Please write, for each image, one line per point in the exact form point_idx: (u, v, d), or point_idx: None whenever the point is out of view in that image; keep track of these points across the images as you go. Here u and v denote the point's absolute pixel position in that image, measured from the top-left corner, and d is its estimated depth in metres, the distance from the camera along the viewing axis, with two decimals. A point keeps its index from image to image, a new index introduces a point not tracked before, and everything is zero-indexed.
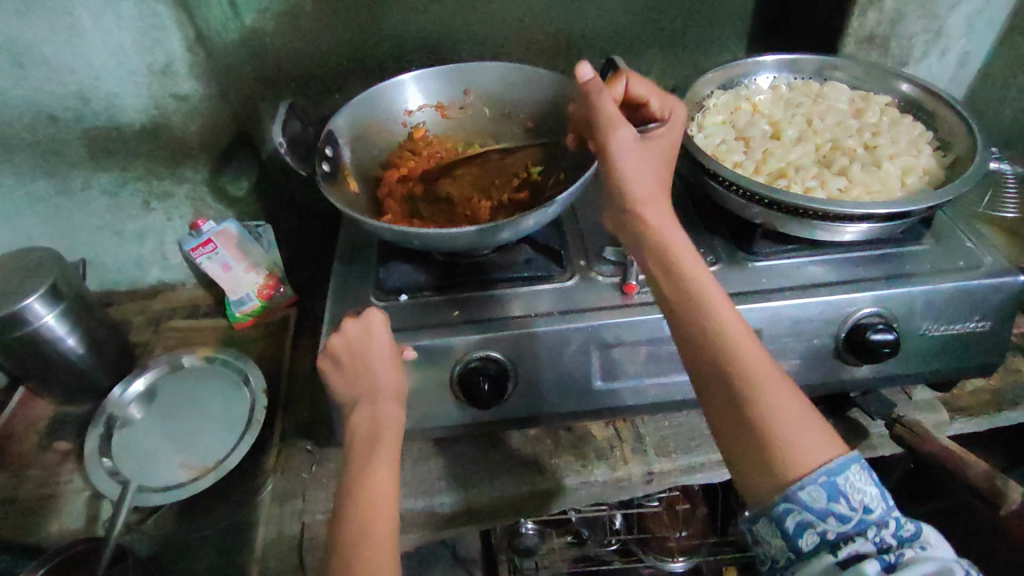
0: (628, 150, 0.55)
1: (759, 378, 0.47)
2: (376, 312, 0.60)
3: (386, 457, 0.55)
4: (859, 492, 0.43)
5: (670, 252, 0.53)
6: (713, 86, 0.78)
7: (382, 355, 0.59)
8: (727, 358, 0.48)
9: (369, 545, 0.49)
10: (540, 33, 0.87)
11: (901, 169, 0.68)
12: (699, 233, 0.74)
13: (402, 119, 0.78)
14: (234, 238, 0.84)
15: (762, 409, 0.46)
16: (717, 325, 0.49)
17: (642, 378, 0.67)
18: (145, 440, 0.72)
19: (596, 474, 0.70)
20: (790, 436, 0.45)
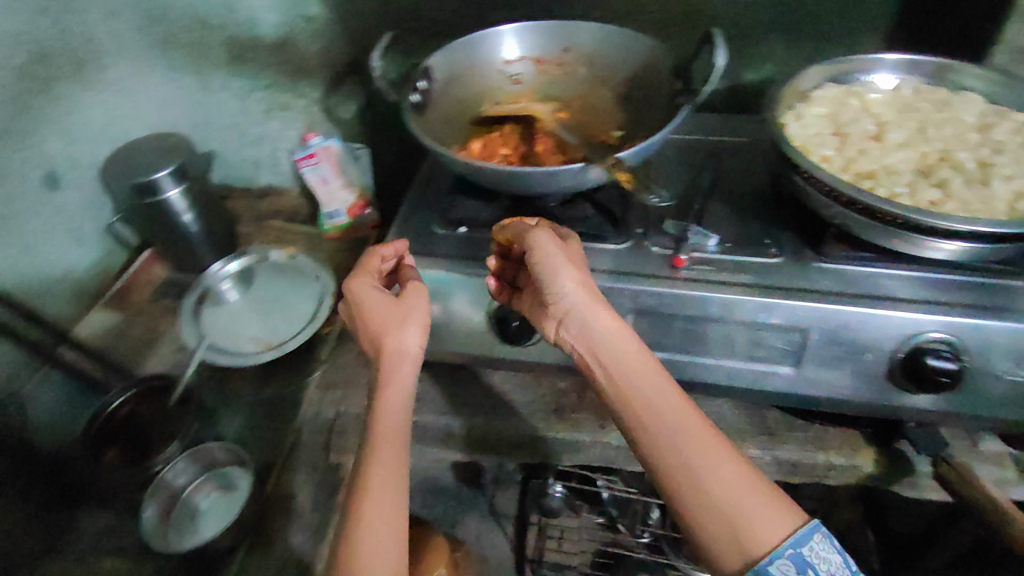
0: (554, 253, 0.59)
1: (700, 456, 0.49)
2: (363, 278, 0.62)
3: (395, 410, 0.54)
4: (825, 560, 0.45)
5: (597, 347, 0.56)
6: (822, 80, 0.74)
7: (379, 304, 0.59)
8: (675, 440, 0.50)
9: (384, 502, 0.49)
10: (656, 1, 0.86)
11: (1013, 192, 0.61)
12: (771, 225, 0.71)
13: (501, 68, 0.81)
14: (335, 156, 0.93)
15: (713, 486, 0.48)
16: (654, 414, 0.52)
17: (672, 352, 0.67)
18: (228, 316, 0.83)
19: (611, 437, 0.70)
20: (748, 506, 0.47)
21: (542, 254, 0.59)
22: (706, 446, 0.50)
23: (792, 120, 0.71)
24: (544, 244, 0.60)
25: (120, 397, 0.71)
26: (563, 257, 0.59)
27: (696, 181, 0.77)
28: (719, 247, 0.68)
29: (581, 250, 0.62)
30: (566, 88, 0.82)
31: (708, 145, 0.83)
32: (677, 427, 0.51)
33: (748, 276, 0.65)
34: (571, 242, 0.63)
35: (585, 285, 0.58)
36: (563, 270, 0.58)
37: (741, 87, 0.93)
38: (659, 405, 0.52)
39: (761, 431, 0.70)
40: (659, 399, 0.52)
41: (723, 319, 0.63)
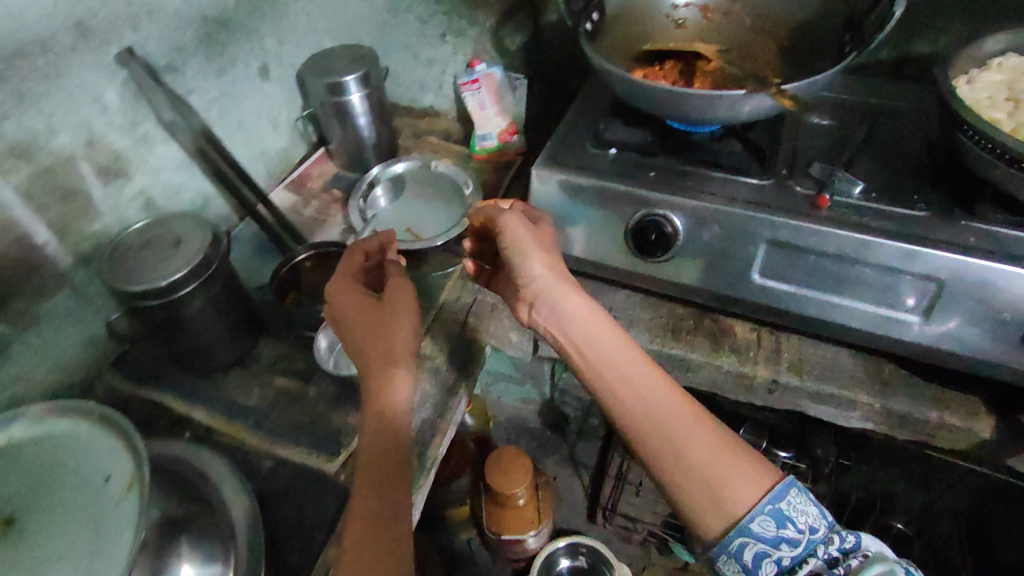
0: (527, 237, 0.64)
1: (679, 432, 0.55)
2: (348, 283, 0.65)
3: (390, 393, 0.59)
4: (799, 511, 0.53)
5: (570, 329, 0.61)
6: (1003, 49, 0.74)
7: (364, 309, 0.63)
8: (651, 416, 0.56)
9: (384, 480, 0.56)
10: None
11: None
12: (922, 183, 0.71)
13: (668, 12, 0.88)
14: (496, 84, 1.04)
15: (692, 454, 0.54)
16: (632, 396, 0.57)
17: (800, 287, 0.70)
18: (396, 217, 0.96)
19: (723, 362, 0.74)
20: (726, 470, 0.54)
21: (512, 240, 0.64)
22: (682, 417, 0.56)
23: (964, 82, 0.70)
24: (513, 229, 0.64)
25: (307, 253, 0.85)
26: (532, 241, 0.64)
27: (848, 136, 0.78)
28: (864, 195, 0.69)
29: (548, 231, 0.69)
30: (728, 35, 0.86)
31: (865, 105, 0.83)
32: (653, 404, 0.57)
33: (889, 222, 0.66)
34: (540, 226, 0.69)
35: (553, 270, 0.62)
36: (532, 254, 0.62)
37: (909, 58, 0.92)
38: (639, 387, 0.57)
39: (874, 381, 0.71)
40: (635, 382, 0.58)
41: (857, 261, 0.66)
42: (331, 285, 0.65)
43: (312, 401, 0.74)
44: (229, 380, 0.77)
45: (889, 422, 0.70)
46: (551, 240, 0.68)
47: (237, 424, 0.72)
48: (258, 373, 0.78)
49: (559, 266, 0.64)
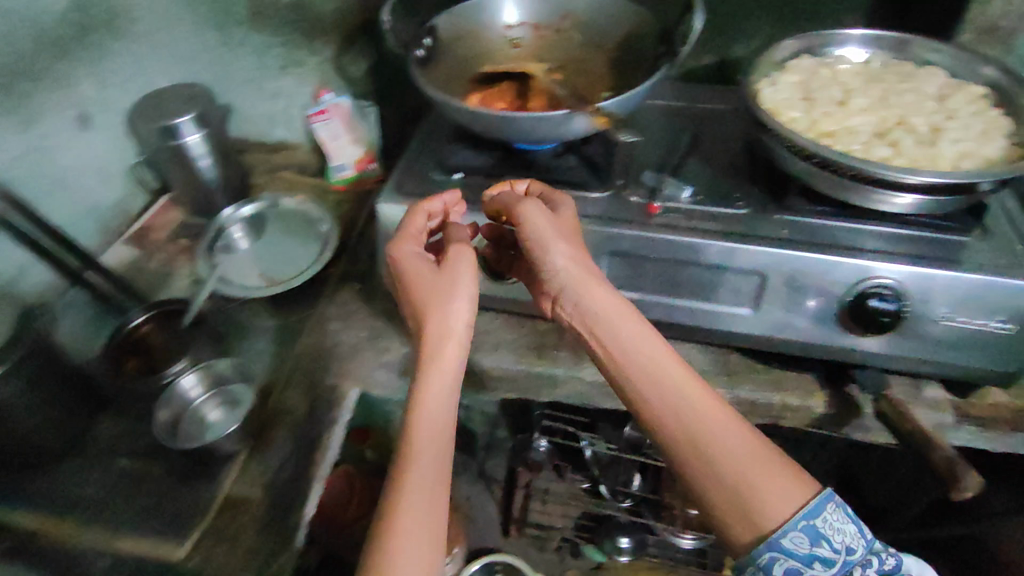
0: (547, 230, 0.66)
1: (711, 433, 0.56)
2: (405, 244, 0.67)
3: (445, 364, 0.61)
4: (837, 529, 0.51)
5: (602, 322, 0.63)
6: (795, 53, 0.82)
7: (423, 273, 0.65)
8: (683, 412, 0.58)
9: (428, 493, 0.55)
10: None
11: (958, 152, 0.67)
12: (741, 181, 0.76)
13: (502, 31, 0.88)
14: (345, 112, 1.00)
15: (722, 458, 0.54)
16: (667, 390, 0.59)
17: (646, 294, 0.72)
18: (250, 263, 0.89)
19: (585, 372, 0.76)
20: (758, 478, 0.53)
21: (533, 229, 0.66)
22: (715, 418, 0.57)
23: (767, 85, 0.77)
24: (531, 218, 0.66)
25: (143, 316, 0.78)
26: (552, 232, 0.66)
27: (678, 142, 0.83)
28: (691, 199, 0.74)
29: (572, 220, 0.68)
30: (559, 53, 0.88)
31: (694, 112, 0.88)
32: (683, 398, 0.58)
33: (715, 224, 0.70)
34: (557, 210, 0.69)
35: (574, 259, 0.65)
36: (553, 250, 0.65)
37: (729, 62, 1.00)
38: (671, 382, 0.59)
39: (722, 372, 0.76)
40: (670, 378, 0.59)
41: (691, 264, 0.69)
42: (395, 245, 0.67)
43: (158, 478, 0.70)
44: (63, 469, 0.72)
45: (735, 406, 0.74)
46: (574, 226, 0.68)
47: (69, 519, 0.67)
48: (96, 456, 0.73)
49: (582, 261, 0.65)
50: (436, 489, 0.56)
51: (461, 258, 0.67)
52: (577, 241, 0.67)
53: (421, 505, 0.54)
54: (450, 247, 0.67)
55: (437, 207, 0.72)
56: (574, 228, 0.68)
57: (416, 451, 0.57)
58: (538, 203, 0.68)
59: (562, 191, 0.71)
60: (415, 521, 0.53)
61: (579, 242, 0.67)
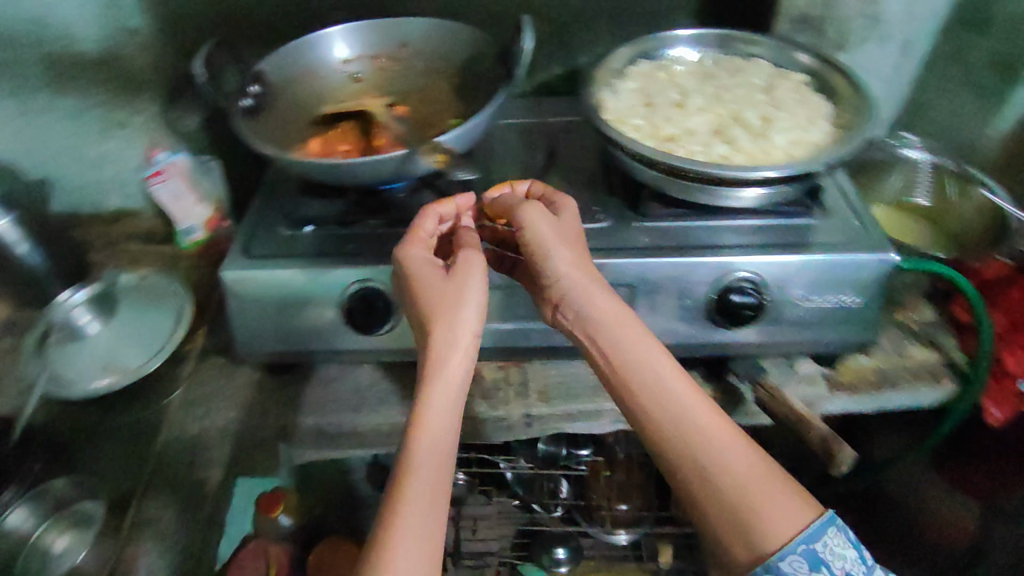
0: (548, 235, 0.62)
1: (716, 448, 0.54)
2: (414, 249, 0.63)
3: (449, 383, 0.58)
4: (838, 554, 0.50)
5: (606, 332, 0.59)
6: (633, 59, 0.83)
7: (431, 280, 0.61)
8: (691, 424, 0.55)
9: (422, 529, 0.51)
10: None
11: (789, 140, 0.70)
12: (600, 193, 0.76)
13: (338, 67, 0.85)
14: (185, 171, 0.91)
15: (727, 474, 0.53)
16: (675, 397, 0.56)
17: (524, 321, 0.71)
18: (84, 354, 0.73)
19: (476, 410, 0.72)
20: (761, 497, 0.52)
21: (535, 232, 0.63)
22: (719, 429, 0.55)
23: (609, 96, 0.78)
24: (533, 222, 0.63)
25: None
26: (554, 237, 0.62)
27: (534, 161, 0.82)
28: None
29: (575, 225, 0.65)
30: (403, 83, 0.86)
31: (548, 127, 0.88)
32: (690, 406, 0.56)
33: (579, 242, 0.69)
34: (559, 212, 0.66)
35: (580, 266, 0.61)
36: (556, 255, 0.61)
37: (578, 71, 1.01)
38: (678, 390, 0.57)
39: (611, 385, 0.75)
40: (679, 386, 0.57)
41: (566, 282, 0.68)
42: (403, 248, 0.63)
43: None
44: None
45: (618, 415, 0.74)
46: (577, 230, 0.65)
47: None
48: None
49: (585, 266, 0.62)
50: (431, 525, 0.51)
51: (471, 263, 0.63)
52: (581, 247, 0.64)
53: (421, 544, 0.50)
54: (460, 252, 0.63)
55: (446, 210, 0.69)
56: (577, 234, 0.65)
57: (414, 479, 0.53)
58: (542, 208, 0.65)
59: (568, 194, 0.68)
60: (412, 569, 0.49)
61: (583, 248, 0.64)
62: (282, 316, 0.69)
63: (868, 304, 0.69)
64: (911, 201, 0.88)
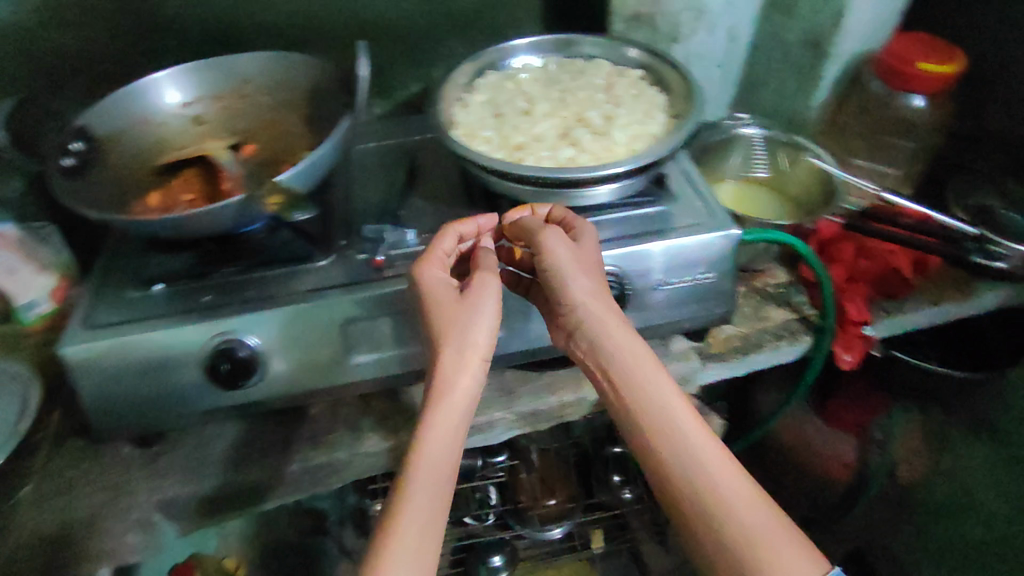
0: (563, 262, 0.62)
1: (721, 486, 0.56)
2: (430, 268, 0.63)
3: (453, 411, 0.59)
4: None
5: (620, 364, 0.61)
6: (480, 70, 0.85)
7: (444, 305, 0.61)
8: (698, 459, 0.57)
9: (420, 540, 0.53)
10: (331, 21, 0.93)
11: (630, 135, 0.74)
12: (463, 207, 0.77)
13: (177, 111, 0.81)
14: (11, 240, 0.76)
15: (733, 510, 0.54)
16: (680, 430, 0.58)
17: (403, 348, 0.70)
18: None
19: (367, 445, 0.71)
20: (765, 541, 0.53)
21: (553, 257, 0.62)
22: (729, 467, 0.57)
23: (459, 111, 0.79)
24: (550, 248, 0.63)
25: None
26: (572, 264, 0.63)
27: (396, 182, 0.82)
28: (417, 240, 0.73)
29: (597, 254, 0.65)
30: (249, 117, 0.83)
31: (406, 145, 0.88)
32: (698, 439, 0.58)
33: None
34: (575, 235, 0.66)
35: (595, 296, 0.62)
36: (572, 283, 0.62)
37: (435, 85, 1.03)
38: (684, 422, 0.59)
39: (500, 393, 0.76)
40: (690, 420, 0.59)
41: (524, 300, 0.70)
42: (419, 268, 0.63)
43: None
44: None
45: (510, 421, 0.75)
46: (596, 259, 0.65)
47: None
48: None
49: (603, 297, 0.63)
50: (427, 536, 0.54)
51: (485, 288, 0.64)
52: (600, 280, 0.64)
53: (411, 551, 0.52)
54: (475, 275, 0.64)
55: (467, 230, 0.69)
56: (596, 265, 0.64)
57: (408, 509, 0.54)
58: (559, 232, 0.64)
59: (588, 220, 0.67)
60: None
61: (602, 280, 0.64)
62: (138, 386, 0.64)
63: (723, 278, 0.74)
64: (751, 176, 0.96)
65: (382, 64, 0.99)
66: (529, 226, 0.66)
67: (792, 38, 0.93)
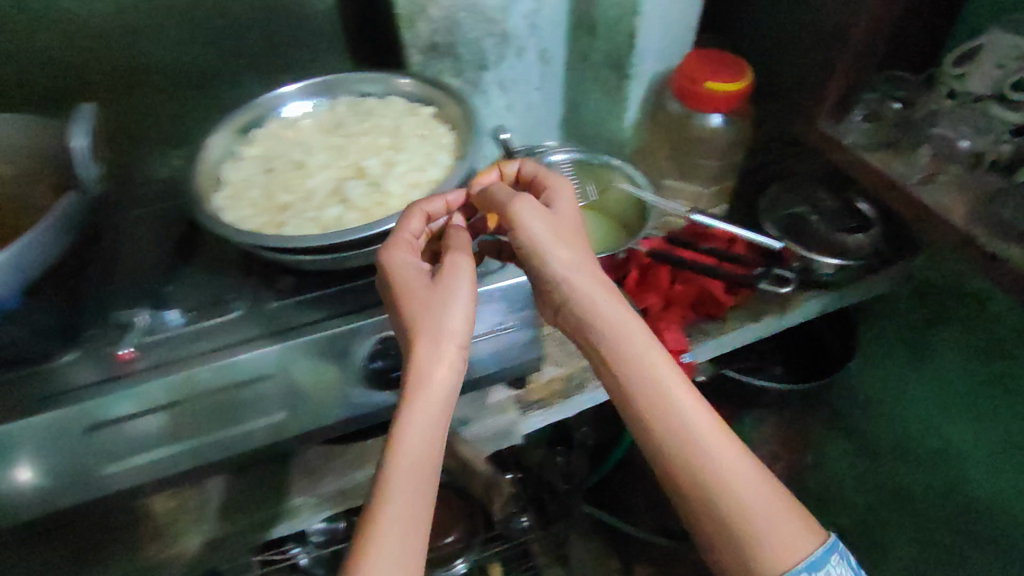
0: (540, 233, 0.59)
1: (724, 465, 0.52)
2: (396, 253, 0.57)
3: (429, 404, 0.53)
4: None
5: (610, 336, 0.56)
6: (258, 121, 0.77)
7: (414, 289, 0.56)
8: (697, 434, 0.53)
9: (403, 543, 0.48)
10: (95, 69, 0.82)
11: (406, 184, 0.68)
12: (239, 279, 0.71)
13: None
14: None
15: (737, 488, 0.51)
16: (671, 405, 0.53)
17: (177, 445, 0.61)
18: None
19: (143, 555, 0.63)
20: (765, 518, 0.51)
21: (528, 231, 0.59)
22: (723, 442, 0.53)
23: (228, 169, 0.72)
24: (526, 220, 0.59)
25: None
26: (551, 235, 0.59)
27: (168, 253, 0.73)
28: (182, 319, 0.66)
29: (576, 220, 0.62)
30: None
31: (180, 207, 0.80)
32: (693, 415, 0.53)
33: (208, 342, 0.62)
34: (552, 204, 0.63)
35: (579, 266, 0.58)
36: (552, 253, 0.58)
37: None
38: (678, 395, 0.54)
39: (302, 474, 0.70)
40: (683, 395, 0.54)
41: (362, 345, 0.64)
42: (385, 252, 0.58)
43: None
44: None
45: (313, 502, 0.68)
46: (575, 226, 0.61)
47: None
48: None
49: (588, 267, 0.59)
50: (412, 536, 0.49)
51: (458, 269, 0.60)
52: (584, 247, 0.60)
53: (394, 560, 0.47)
54: (447, 256, 0.60)
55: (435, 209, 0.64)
56: (579, 233, 0.61)
57: (393, 515, 0.49)
58: (534, 202, 0.61)
59: (565, 180, 0.64)
60: None
61: (586, 248, 0.60)
62: None
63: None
64: None
65: (148, 118, 0.89)
66: (497, 195, 0.62)
67: (598, 59, 0.90)
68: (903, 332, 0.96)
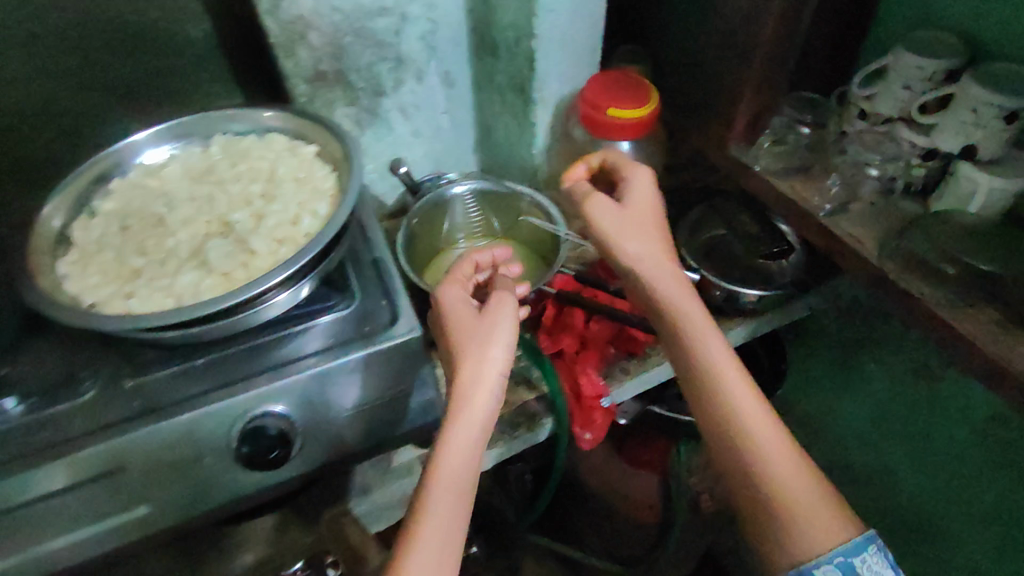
0: (612, 227, 0.61)
1: (769, 449, 0.53)
2: (449, 287, 0.60)
3: (472, 424, 0.52)
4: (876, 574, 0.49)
5: (675, 325, 0.58)
6: (115, 169, 0.68)
7: (462, 319, 0.57)
8: (745, 420, 0.54)
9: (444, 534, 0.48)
10: None
11: (276, 239, 0.62)
12: (94, 351, 0.62)
13: None
14: None
15: (779, 471, 0.52)
16: (727, 390, 0.55)
17: (65, 537, 0.55)
18: None
19: None
20: (801, 503, 0.51)
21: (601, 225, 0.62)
22: (772, 427, 0.54)
23: (79, 229, 0.63)
24: (600, 215, 0.62)
25: None
26: (620, 230, 0.61)
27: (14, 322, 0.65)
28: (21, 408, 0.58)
29: (659, 213, 0.64)
30: None
31: None
32: (740, 401, 0.55)
33: (47, 436, 0.55)
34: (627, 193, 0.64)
35: (649, 258, 0.60)
36: (624, 244, 0.60)
37: None
38: (733, 380, 0.55)
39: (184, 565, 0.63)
40: (739, 380, 0.55)
41: (237, 419, 0.58)
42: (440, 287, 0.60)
43: None
44: None
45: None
46: (652, 218, 0.63)
47: None
48: None
49: (659, 259, 0.60)
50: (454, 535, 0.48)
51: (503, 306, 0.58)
52: (658, 240, 0.62)
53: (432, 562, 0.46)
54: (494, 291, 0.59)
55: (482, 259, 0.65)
56: (655, 225, 0.63)
57: (433, 513, 0.48)
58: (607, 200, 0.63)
59: (647, 169, 0.65)
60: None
61: (661, 240, 0.62)
62: None
63: (417, 388, 0.63)
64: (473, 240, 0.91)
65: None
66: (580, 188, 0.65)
67: (502, 82, 0.84)
68: (833, 353, 0.92)
